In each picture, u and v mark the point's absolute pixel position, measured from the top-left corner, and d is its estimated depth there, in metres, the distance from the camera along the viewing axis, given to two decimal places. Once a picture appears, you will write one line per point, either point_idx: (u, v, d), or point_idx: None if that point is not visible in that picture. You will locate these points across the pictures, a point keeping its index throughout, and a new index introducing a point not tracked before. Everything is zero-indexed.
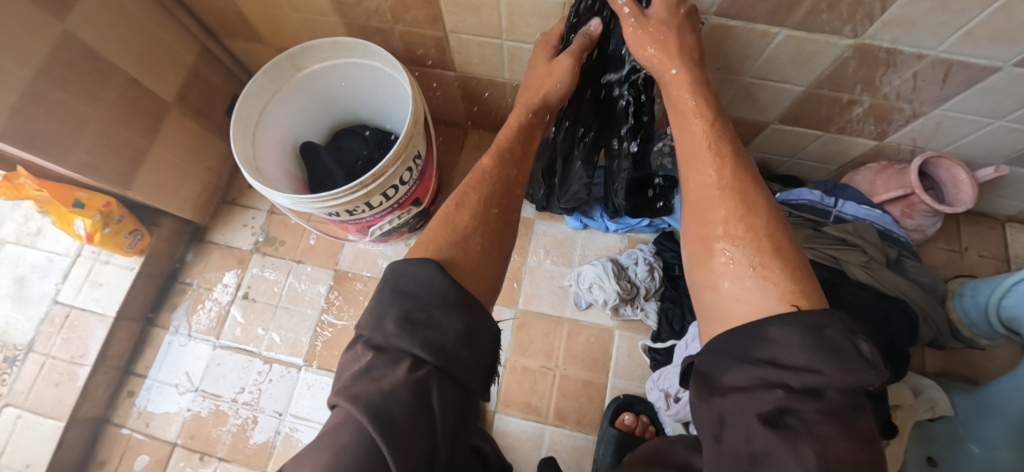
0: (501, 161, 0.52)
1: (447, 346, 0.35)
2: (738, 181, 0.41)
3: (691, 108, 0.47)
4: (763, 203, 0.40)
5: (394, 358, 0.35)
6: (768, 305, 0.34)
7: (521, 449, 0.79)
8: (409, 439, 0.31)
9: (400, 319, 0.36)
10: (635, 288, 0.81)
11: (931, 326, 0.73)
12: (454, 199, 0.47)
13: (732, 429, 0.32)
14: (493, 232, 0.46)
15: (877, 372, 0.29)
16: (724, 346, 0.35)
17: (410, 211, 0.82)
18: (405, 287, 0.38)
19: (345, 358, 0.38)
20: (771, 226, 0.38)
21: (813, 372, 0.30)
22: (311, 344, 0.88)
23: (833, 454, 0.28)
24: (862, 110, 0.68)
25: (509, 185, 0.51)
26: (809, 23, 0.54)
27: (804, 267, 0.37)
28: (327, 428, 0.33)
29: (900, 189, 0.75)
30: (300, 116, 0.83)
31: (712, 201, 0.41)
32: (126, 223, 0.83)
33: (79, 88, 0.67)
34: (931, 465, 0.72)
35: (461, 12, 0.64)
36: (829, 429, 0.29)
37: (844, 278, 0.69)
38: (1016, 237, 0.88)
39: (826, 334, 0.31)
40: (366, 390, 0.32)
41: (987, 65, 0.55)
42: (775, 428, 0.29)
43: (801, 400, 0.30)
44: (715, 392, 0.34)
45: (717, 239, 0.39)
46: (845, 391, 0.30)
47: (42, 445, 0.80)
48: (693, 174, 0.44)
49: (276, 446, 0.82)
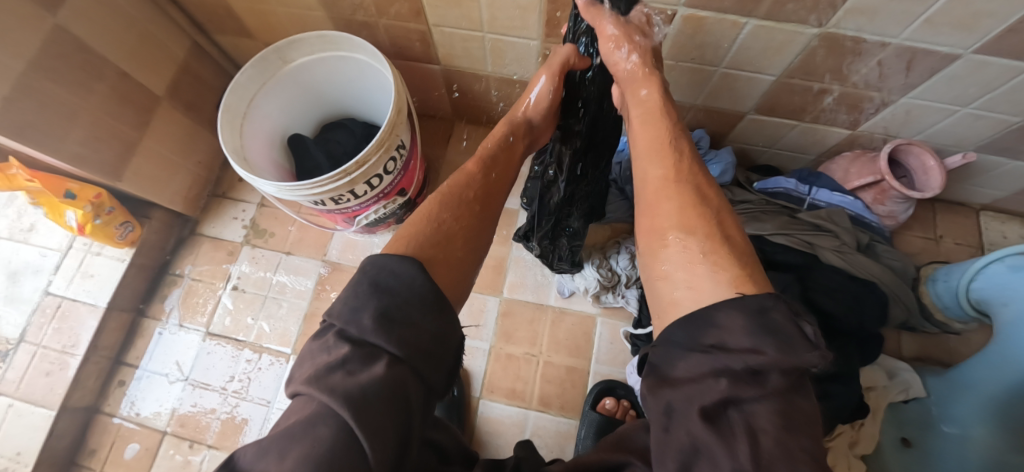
0: (486, 165, 0.54)
1: (421, 345, 0.36)
2: (690, 175, 0.44)
3: (654, 103, 0.50)
4: (714, 197, 0.42)
5: (370, 355, 0.34)
6: (717, 291, 0.34)
7: (504, 433, 0.81)
8: (384, 429, 0.31)
9: (378, 314, 0.35)
10: (615, 276, 0.83)
11: (900, 307, 0.75)
12: (436, 199, 0.48)
13: (677, 421, 0.31)
14: (474, 234, 0.48)
15: (819, 353, 0.29)
16: (677, 338, 0.34)
17: (396, 201, 0.84)
18: (386, 281, 0.38)
19: (313, 346, 0.37)
20: (719, 218, 0.40)
21: (756, 353, 0.29)
22: (299, 333, 0.90)
23: (768, 447, 0.27)
24: (833, 99, 0.70)
25: (491, 188, 0.52)
26: (776, 13, 0.56)
27: (751, 254, 0.38)
28: (293, 422, 0.32)
29: (871, 175, 0.77)
30: (288, 108, 0.85)
31: (666, 193, 0.43)
32: (117, 214, 0.85)
33: (69, 80, 0.69)
34: (905, 446, 0.74)
35: (443, 5, 0.66)
36: (766, 420, 0.28)
37: (818, 263, 0.72)
38: (991, 225, 0.90)
39: (771, 315, 0.31)
40: (343, 385, 0.31)
41: (948, 53, 0.57)
42: (714, 422, 0.29)
43: (743, 387, 0.29)
44: (667, 384, 0.33)
45: (672, 230, 0.40)
46: (789, 376, 0.29)
47: (34, 434, 0.81)
48: (647, 167, 0.46)
49: (265, 434, 0.84)
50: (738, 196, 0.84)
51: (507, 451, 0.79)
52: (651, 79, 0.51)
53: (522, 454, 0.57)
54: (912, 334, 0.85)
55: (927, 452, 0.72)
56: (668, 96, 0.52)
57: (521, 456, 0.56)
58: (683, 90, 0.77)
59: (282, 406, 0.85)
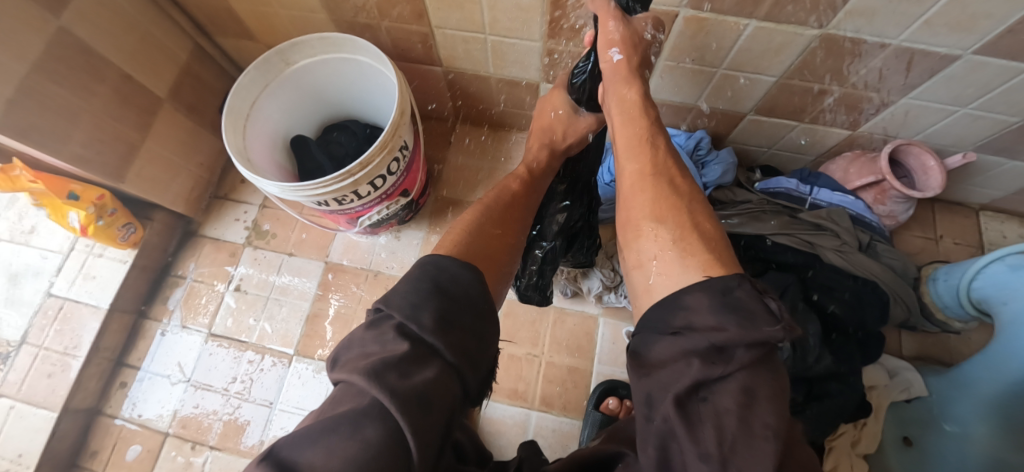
0: (526, 186, 0.60)
1: (469, 351, 0.36)
2: (662, 167, 0.45)
3: (632, 100, 0.51)
4: (688, 187, 0.43)
5: (423, 357, 0.34)
6: (686, 275, 0.35)
7: (506, 434, 0.81)
8: (429, 433, 0.31)
9: (438, 314, 0.36)
10: (618, 276, 0.82)
11: (901, 306, 0.76)
12: (474, 211, 0.53)
13: (656, 409, 0.31)
14: (511, 243, 0.51)
15: (781, 326, 0.28)
16: (653, 322, 0.35)
17: (398, 202, 0.84)
18: (445, 284, 0.40)
19: (368, 335, 0.36)
20: (692, 205, 0.41)
21: (718, 331, 0.29)
22: (301, 334, 0.90)
23: (732, 427, 0.27)
24: (833, 100, 0.71)
25: (517, 202, 0.57)
26: (776, 15, 0.57)
27: (723, 238, 0.38)
28: (341, 411, 0.30)
29: (872, 175, 0.78)
30: (290, 110, 0.85)
31: (642, 186, 0.43)
32: (119, 216, 0.85)
33: (73, 83, 0.69)
34: (907, 445, 0.74)
35: (445, 7, 0.66)
36: (728, 401, 0.27)
37: (819, 262, 0.74)
38: (990, 225, 0.91)
39: (734, 294, 0.31)
40: (401, 387, 0.31)
41: (947, 54, 0.58)
42: (683, 408, 0.29)
43: (712, 367, 0.28)
44: (646, 371, 0.33)
45: (645, 220, 0.41)
46: (755, 349, 0.28)
47: (35, 435, 0.81)
48: (626, 163, 0.47)
49: (266, 436, 0.84)
50: (740, 197, 0.85)
51: (509, 451, 0.79)
52: (632, 84, 0.52)
53: (522, 456, 0.56)
54: (912, 334, 0.85)
55: (928, 450, 0.72)
56: (648, 96, 0.52)
57: (521, 458, 0.54)
58: (682, 91, 0.78)
59: (284, 407, 0.85)
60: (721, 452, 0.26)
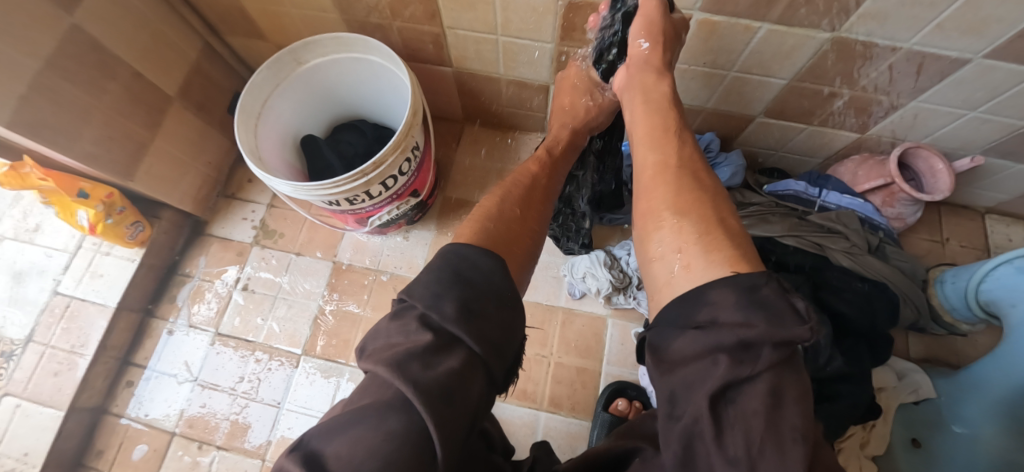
0: (547, 167, 0.60)
1: (493, 339, 0.36)
2: (685, 162, 0.45)
3: (663, 95, 0.52)
4: (711, 183, 0.43)
5: (447, 346, 0.34)
6: (710, 271, 0.34)
7: (516, 434, 0.80)
8: (454, 426, 0.31)
9: (460, 303, 0.36)
10: (628, 277, 0.84)
11: (910, 308, 0.76)
12: (496, 194, 0.53)
13: (681, 406, 0.31)
14: (532, 232, 0.51)
15: (807, 327, 0.28)
16: (672, 317, 0.35)
17: (409, 202, 0.84)
18: (467, 272, 0.39)
19: (392, 326, 0.36)
20: (715, 199, 0.41)
21: (747, 327, 0.29)
22: (310, 334, 0.89)
23: (759, 431, 0.27)
24: (842, 102, 0.71)
25: (537, 188, 0.56)
26: (789, 18, 0.57)
27: (746, 235, 0.38)
28: (365, 404, 0.31)
29: (881, 178, 0.78)
30: (300, 109, 0.85)
31: (664, 179, 0.43)
32: (127, 214, 0.85)
33: (84, 79, 0.69)
34: (915, 446, 0.74)
35: (458, 8, 0.66)
36: (756, 403, 0.27)
37: (828, 264, 0.74)
38: (996, 228, 0.91)
39: (761, 292, 0.31)
40: (424, 378, 0.30)
41: (958, 58, 0.58)
42: (710, 408, 0.29)
43: (739, 366, 0.28)
44: (667, 367, 0.33)
45: (666, 211, 0.41)
46: (781, 349, 0.28)
47: (42, 434, 0.81)
48: (647, 155, 0.47)
49: (274, 435, 0.83)
50: (749, 199, 0.85)
51: (518, 452, 0.79)
52: (663, 78, 0.54)
53: (534, 455, 0.56)
54: (919, 337, 0.85)
55: (938, 451, 0.72)
56: (676, 94, 0.53)
57: (534, 457, 0.54)
58: (693, 93, 0.78)
59: (292, 406, 0.85)
60: (749, 455, 0.27)
